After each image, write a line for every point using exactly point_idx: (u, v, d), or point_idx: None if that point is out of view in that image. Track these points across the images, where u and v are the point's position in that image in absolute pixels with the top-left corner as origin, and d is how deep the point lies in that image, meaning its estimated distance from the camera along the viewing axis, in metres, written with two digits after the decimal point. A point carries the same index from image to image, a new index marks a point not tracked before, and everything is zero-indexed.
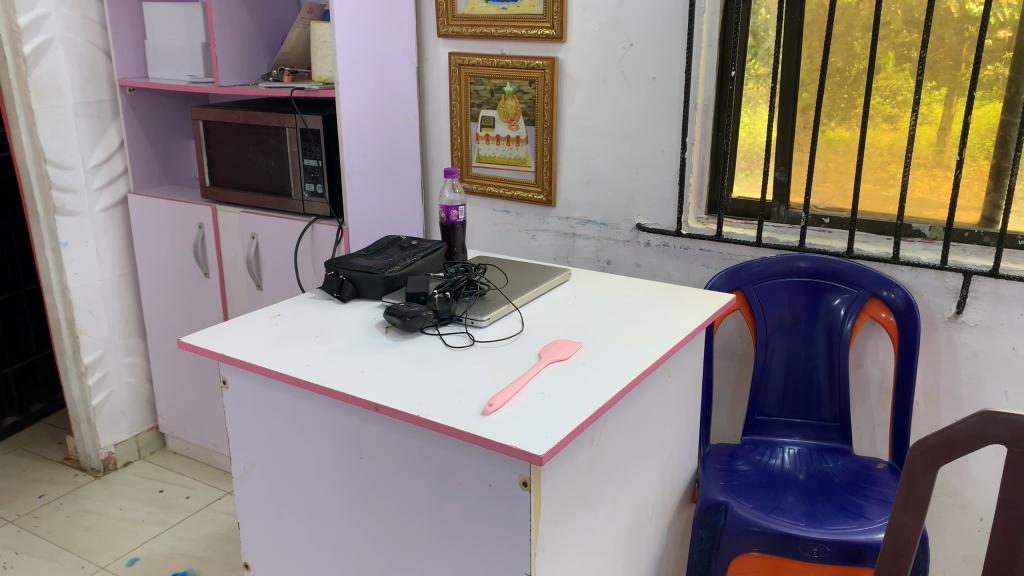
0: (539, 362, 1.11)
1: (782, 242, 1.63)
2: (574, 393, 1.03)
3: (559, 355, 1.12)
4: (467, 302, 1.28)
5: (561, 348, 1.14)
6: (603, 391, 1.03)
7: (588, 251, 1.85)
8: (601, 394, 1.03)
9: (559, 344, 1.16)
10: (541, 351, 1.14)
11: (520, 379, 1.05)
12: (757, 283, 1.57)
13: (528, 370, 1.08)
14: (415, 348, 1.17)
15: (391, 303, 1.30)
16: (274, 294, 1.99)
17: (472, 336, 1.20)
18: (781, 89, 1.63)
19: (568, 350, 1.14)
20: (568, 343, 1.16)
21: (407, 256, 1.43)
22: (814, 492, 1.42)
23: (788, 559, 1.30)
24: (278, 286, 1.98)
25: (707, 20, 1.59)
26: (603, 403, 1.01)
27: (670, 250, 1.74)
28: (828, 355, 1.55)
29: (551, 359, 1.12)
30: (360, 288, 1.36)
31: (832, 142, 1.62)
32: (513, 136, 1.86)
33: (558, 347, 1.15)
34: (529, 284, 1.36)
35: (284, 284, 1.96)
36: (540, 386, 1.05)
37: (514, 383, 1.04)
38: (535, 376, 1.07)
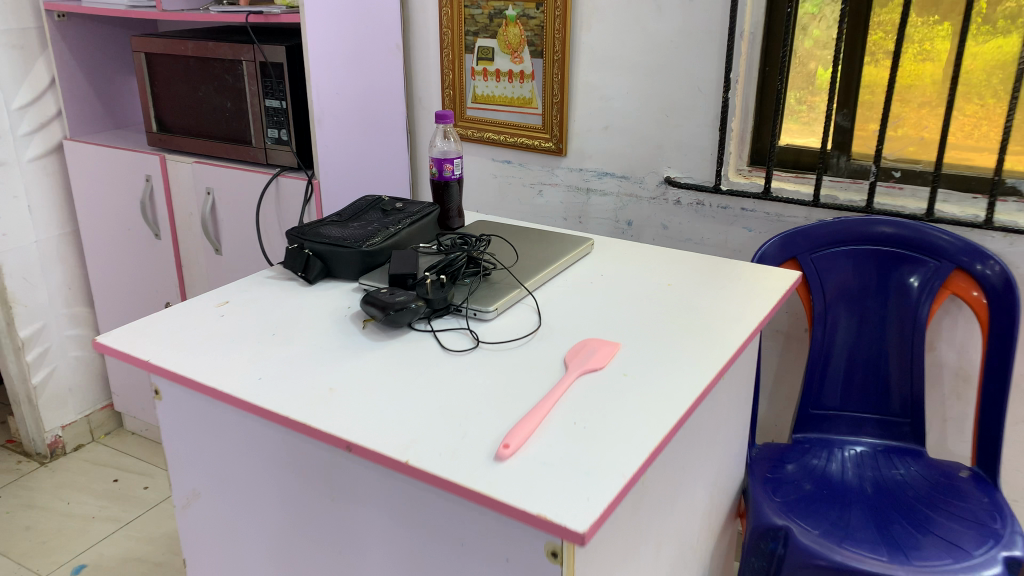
0: (567, 374, 0.83)
1: (844, 202, 1.34)
2: (618, 425, 0.76)
3: (592, 365, 0.85)
4: (467, 286, 1.00)
5: (593, 356, 0.87)
6: (656, 422, 0.76)
7: (605, 209, 1.56)
8: (654, 427, 0.76)
9: (591, 347, 0.89)
10: (567, 358, 0.87)
11: (542, 403, 0.78)
12: (816, 252, 1.30)
13: (556, 387, 0.81)
14: (403, 351, 0.90)
15: (371, 287, 1.02)
16: (235, 260, 1.70)
17: (476, 335, 0.93)
18: (849, 12, 1.30)
19: (605, 358, 0.87)
20: (603, 347, 0.89)
21: (389, 222, 1.14)
22: (888, 507, 1.17)
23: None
24: (238, 252, 1.69)
25: None
26: (658, 440, 0.74)
27: (705, 210, 1.46)
28: (902, 339, 1.29)
29: (583, 370, 0.84)
30: (331, 266, 1.08)
31: (913, 83, 1.30)
32: (517, 72, 1.55)
33: (591, 353, 0.87)
34: (544, 261, 1.09)
35: (245, 250, 1.66)
36: (572, 413, 0.77)
37: (537, 409, 0.77)
38: (562, 396, 0.80)
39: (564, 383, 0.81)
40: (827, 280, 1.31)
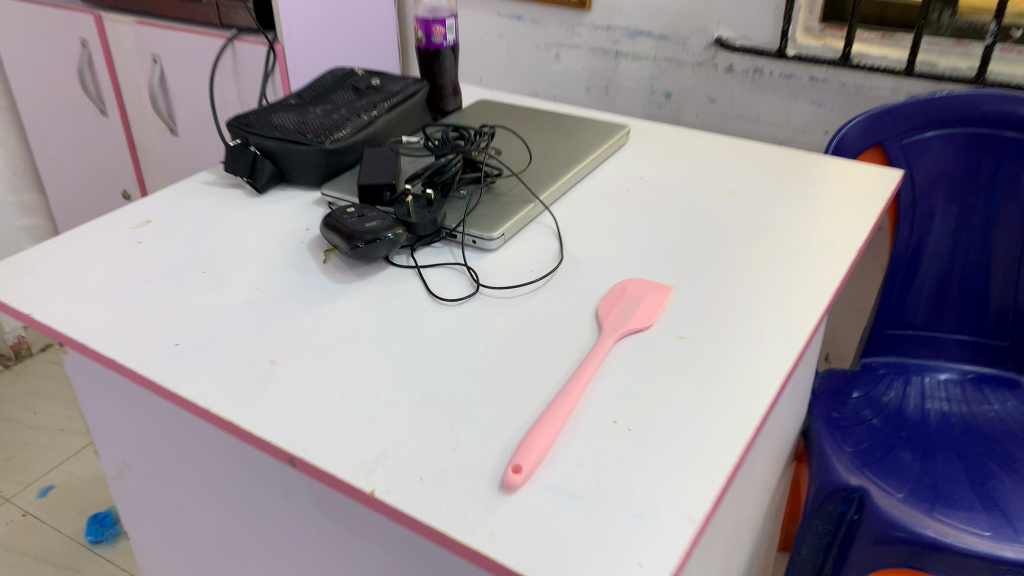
0: (602, 341, 0.60)
1: (946, 72, 1.05)
2: (675, 429, 0.53)
3: (635, 324, 0.61)
4: (464, 200, 0.75)
5: (636, 310, 0.63)
6: (730, 423, 0.53)
7: (636, 78, 1.28)
8: (726, 432, 0.52)
9: (634, 294, 0.65)
10: (601, 314, 0.63)
11: (567, 392, 0.55)
12: (907, 137, 1.03)
13: (586, 362, 0.57)
14: (376, 300, 0.66)
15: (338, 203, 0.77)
16: (194, 142, 1.44)
17: (477, 273, 0.69)
18: None
19: (653, 313, 0.63)
20: (650, 296, 0.65)
21: (361, 106, 0.88)
22: (982, 457, 0.95)
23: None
24: (197, 132, 1.42)
25: None
26: (735, 456, 0.50)
27: (763, 81, 1.17)
28: (1007, 247, 1.03)
29: (623, 334, 0.61)
30: (286, 168, 0.83)
31: None
32: None
33: (635, 305, 0.63)
34: (564, 161, 0.83)
35: (204, 131, 1.40)
36: (609, 408, 0.54)
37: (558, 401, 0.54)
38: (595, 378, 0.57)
39: (596, 357, 0.58)
40: (919, 173, 1.05)
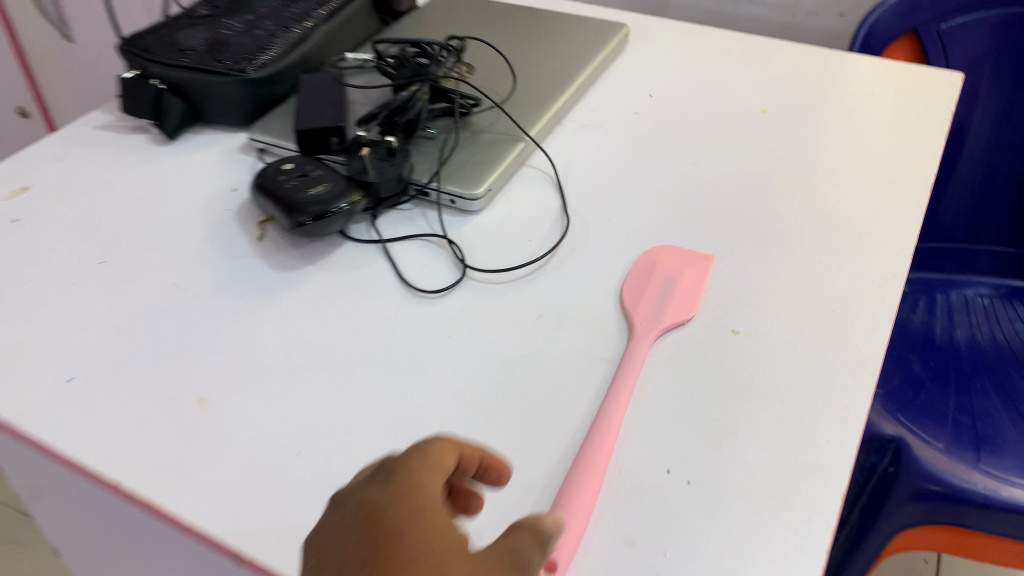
0: (635, 345, 0.46)
1: None
2: (747, 483, 0.40)
3: (674, 317, 0.48)
4: (436, 144, 0.59)
5: (672, 296, 0.49)
6: (815, 468, 0.40)
7: None
8: (812, 484, 0.40)
9: (668, 270, 0.50)
10: (627, 303, 0.49)
11: (599, 433, 0.41)
12: (945, 21, 0.87)
13: (620, 383, 0.44)
14: (334, 295, 0.51)
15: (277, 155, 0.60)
16: (94, 47, 1.23)
17: (461, 249, 0.54)
18: None
19: (694, 297, 0.49)
20: (687, 272, 0.50)
21: (291, 17, 0.69)
22: (1018, 387, 0.86)
23: (985, 537, 0.76)
24: (102, 36, 1.20)
25: None
26: (831, 523, 0.38)
27: None
28: None
29: (661, 332, 0.47)
30: (202, 105, 0.65)
31: None
32: None
33: (671, 287, 0.49)
34: (554, 82, 0.66)
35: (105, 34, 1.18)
36: (656, 455, 0.41)
37: (589, 447, 0.41)
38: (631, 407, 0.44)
39: (632, 372, 0.44)
40: (957, 64, 0.89)
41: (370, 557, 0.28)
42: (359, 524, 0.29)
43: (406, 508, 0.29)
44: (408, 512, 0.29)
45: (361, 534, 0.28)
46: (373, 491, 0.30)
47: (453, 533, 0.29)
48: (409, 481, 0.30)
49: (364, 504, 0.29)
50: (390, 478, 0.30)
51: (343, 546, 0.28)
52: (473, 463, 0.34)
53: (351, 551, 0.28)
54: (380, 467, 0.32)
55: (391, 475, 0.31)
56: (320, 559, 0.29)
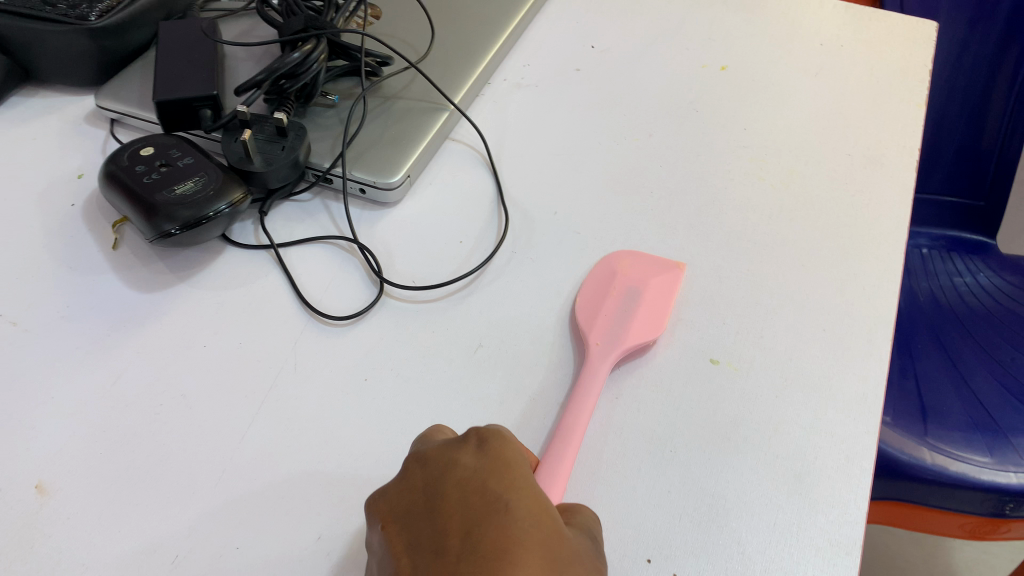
0: (589, 372, 0.37)
1: None
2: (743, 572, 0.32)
3: (635, 337, 0.39)
4: (338, 117, 0.48)
5: (635, 311, 0.40)
6: (820, 545, 0.33)
7: None
8: (819, 570, 0.32)
9: (631, 279, 0.42)
10: (581, 321, 0.40)
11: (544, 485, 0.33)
12: None
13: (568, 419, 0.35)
14: (216, 322, 0.40)
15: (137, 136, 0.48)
16: None
17: (374, 256, 0.44)
18: None
19: (660, 311, 0.40)
20: (653, 281, 0.42)
21: None
22: (959, 348, 0.80)
23: (932, 511, 0.73)
24: None
25: None
26: None
27: None
28: (1004, 101, 0.83)
29: (620, 355, 0.38)
30: (32, 59, 0.51)
31: None
32: None
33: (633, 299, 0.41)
34: (481, 32, 0.55)
35: None
36: (629, 539, 0.33)
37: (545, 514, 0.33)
38: (593, 473, 0.35)
39: (583, 408, 0.35)
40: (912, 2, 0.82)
41: (464, 520, 0.27)
42: (452, 487, 0.28)
43: (504, 477, 0.29)
44: (508, 482, 0.29)
45: (454, 494, 0.28)
46: (465, 459, 0.30)
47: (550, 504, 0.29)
48: (506, 451, 0.30)
49: (454, 471, 0.29)
50: (482, 445, 0.30)
51: (432, 507, 0.28)
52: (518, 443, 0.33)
53: (443, 511, 0.28)
54: (468, 431, 0.31)
55: (486, 443, 0.30)
56: (402, 519, 0.28)
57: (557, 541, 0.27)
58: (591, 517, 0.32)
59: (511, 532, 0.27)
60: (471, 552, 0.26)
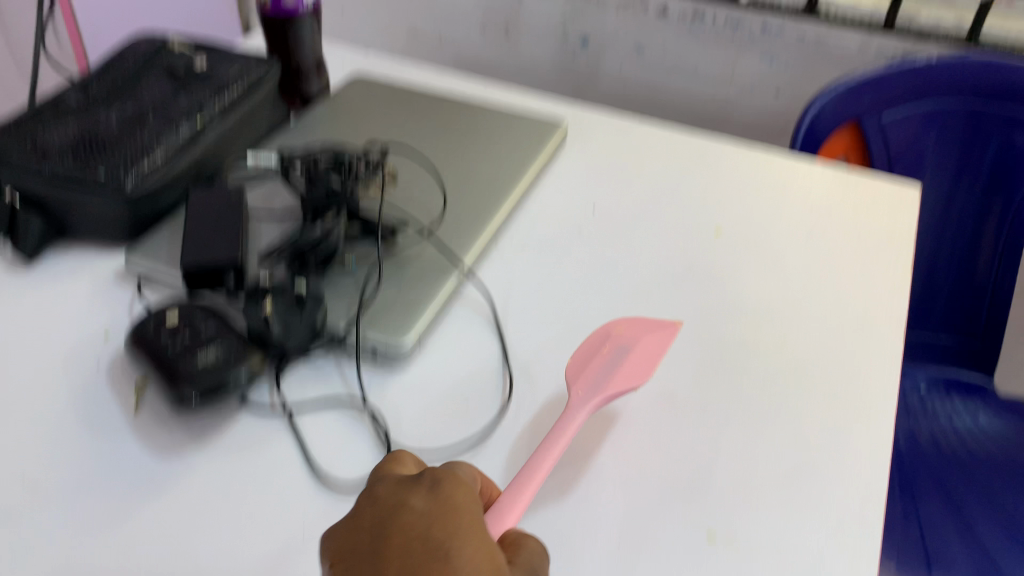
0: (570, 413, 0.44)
1: (932, 31, 0.86)
2: None
3: (619, 383, 0.46)
4: (353, 280, 0.51)
5: (622, 363, 0.47)
6: None
7: (544, 18, 1.03)
8: None
9: (625, 340, 0.49)
10: (574, 372, 0.47)
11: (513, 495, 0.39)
12: (886, 113, 0.84)
13: (546, 449, 0.42)
14: (228, 490, 0.41)
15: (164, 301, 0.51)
16: None
17: (383, 421, 0.45)
18: None
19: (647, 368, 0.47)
20: (646, 338, 0.49)
21: (178, 111, 0.59)
22: (962, 493, 0.79)
23: None
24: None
25: None
26: None
27: (704, 28, 0.95)
28: (993, 245, 0.89)
29: (600, 401, 0.45)
30: (68, 221, 0.54)
31: None
32: None
33: (622, 355, 0.48)
34: (490, 198, 0.58)
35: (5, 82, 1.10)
36: None
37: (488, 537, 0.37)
38: None
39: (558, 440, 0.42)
40: (901, 157, 0.87)
41: (406, 561, 0.31)
42: (398, 531, 0.33)
43: (447, 520, 0.33)
44: (451, 528, 0.33)
45: (399, 536, 0.32)
46: (415, 504, 0.34)
47: (491, 544, 0.33)
48: (452, 498, 0.34)
49: (403, 514, 0.33)
50: (433, 492, 0.35)
51: (379, 547, 0.32)
52: (475, 472, 0.38)
53: (387, 548, 0.32)
54: (422, 475, 0.36)
55: (437, 489, 0.35)
56: (349, 555, 0.33)
57: None
58: (538, 551, 0.35)
59: (447, 570, 0.31)
60: None
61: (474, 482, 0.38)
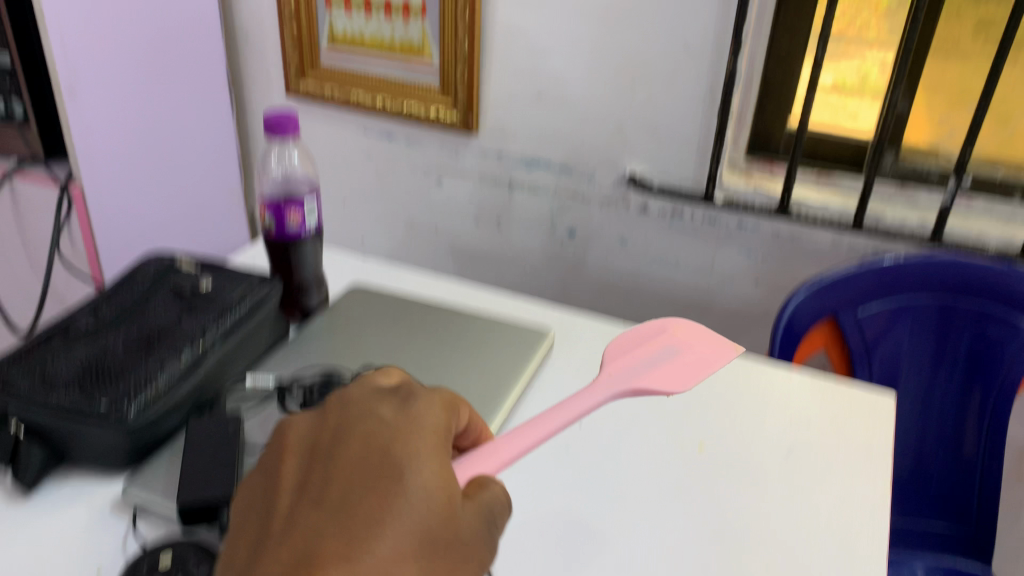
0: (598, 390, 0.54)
1: (896, 229, 0.91)
2: None
3: (650, 377, 0.57)
4: None
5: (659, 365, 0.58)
6: None
7: (534, 213, 1.10)
8: None
9: (679, 340, 0.60)
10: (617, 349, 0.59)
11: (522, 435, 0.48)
12: (861, 308, 0.88)
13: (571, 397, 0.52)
14: None
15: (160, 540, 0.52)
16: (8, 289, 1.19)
17: None
18: None
19: (690, 372, 0.57)
20: (688, 346, 0.60)
21: (183, 334, 0.62)
22: None
23: None
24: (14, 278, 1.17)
25: None
26: None
27: (684, 223, 1.01)
28: (977, 432, 0.90)
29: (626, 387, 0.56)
30: (69, 450, 0.55)
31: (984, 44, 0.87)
32: (399, 5, 1.01)
33: (666, 355, 0.59)
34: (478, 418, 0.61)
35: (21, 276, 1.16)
36: None
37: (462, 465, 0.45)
38: None
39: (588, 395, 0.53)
40: (878, 348, 0.90)
41: (366, 458, 0.38)
42: (364, 434, 0.40)
43: (409, 432, 0.40)
44: (412, 439, 0.39)
45: (361, 438, 0.39)
46: (384, 416, 0.41)
47: (446, 456, 0.40)
48: (416, 415, 0.41)
49: (371, 421, 0.41)
50: (403, 409, 0.42)
51: (343, 448, 0.39)
52: (469, 410, 0.46)
53: (351, 446, 0.39)
54: (396, 395, 0.43)
55: (407, 409, 0.42)
56: (316, 452, 0.40)
57: (443, 488, 0.38)
58: (499, 496, 0.40)
59: (399, 469, 0.38)
60: (364, 481, 0.37)
61: (461, 411, 0.45)
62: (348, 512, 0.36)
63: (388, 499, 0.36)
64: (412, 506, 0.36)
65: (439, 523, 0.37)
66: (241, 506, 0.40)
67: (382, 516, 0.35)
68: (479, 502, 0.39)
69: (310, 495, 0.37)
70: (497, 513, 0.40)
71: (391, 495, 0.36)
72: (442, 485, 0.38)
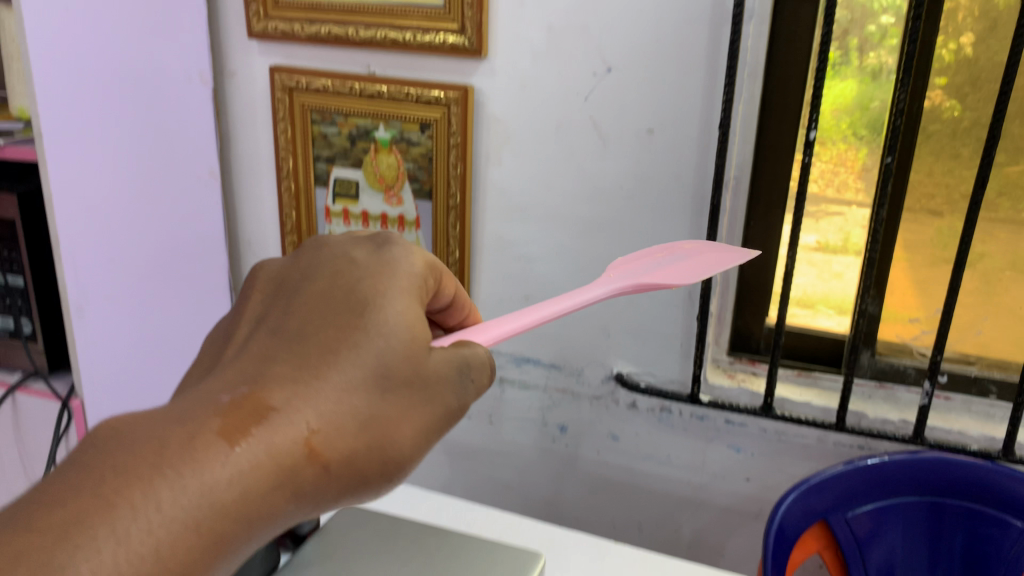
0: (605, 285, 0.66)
1: (879, 428, 0.94)
2: None
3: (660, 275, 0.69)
4: None
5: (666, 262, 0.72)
6: None
7: (525, 409, 1.12)
8: None
9: (687, 249, 0.75)
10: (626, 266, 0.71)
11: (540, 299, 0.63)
12: (850, 510, 0.89)
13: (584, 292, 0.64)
14: None
15: None
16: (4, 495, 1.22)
17: None
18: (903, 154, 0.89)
19: (709, 263, 0.70)
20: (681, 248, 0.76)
21: None
22: None
23: None
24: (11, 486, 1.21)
25: (750, 60, 0.88)
26: None
27: (673, 419, 1.03)
28: None
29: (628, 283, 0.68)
30: None
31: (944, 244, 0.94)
32: (393, 217, 1.08)
33: (680, 257, 0.73)
34: None
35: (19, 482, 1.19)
36: None
37: (451, 333, 0.57)
38: None
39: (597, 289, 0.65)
40: (871, 550, 0.90)
41: (335, 292, 0.50)
42: (337, 274, 0.52)
43: (379, 271, 0.52)
44: (378, 277, 0.51)
45: (336, 275, 0.52)
46: (360, 258, 0.53)
47: (417, 302, 0.51)
48: (386, 257, 0.53)
49: (345, 264, 0.53)
50: (377, 252, 0.54)
51: (318, 284, 0.52)
52: (456, 285, 0.59)
53: (328, 282, 0.51)
54: (376, 243, 0.55)
55: (380, 253, 0.54)
56: (296, 287, 0.52)
57: (413, 341, 0.49)
58: (483, 356, 0.53)
59: (359, 301, 0.49)
60: (328, 318, 0.49)
61: (446, 281, 0.58)
62: (307, 342, 0.47)
63: (346, 335, 0.48)
64: (359, 342, 0.47)
65: (399, 361, 0.48)
66: (228, 329, 0.52)
67: (340, 345, 0.47)
68: (447, 352, 0.51)
69: (285, 321, 0.49)
70: (460, 369, 0.51)
71: (347, 331, 0.48)
72: (412, 335, 0.49)
